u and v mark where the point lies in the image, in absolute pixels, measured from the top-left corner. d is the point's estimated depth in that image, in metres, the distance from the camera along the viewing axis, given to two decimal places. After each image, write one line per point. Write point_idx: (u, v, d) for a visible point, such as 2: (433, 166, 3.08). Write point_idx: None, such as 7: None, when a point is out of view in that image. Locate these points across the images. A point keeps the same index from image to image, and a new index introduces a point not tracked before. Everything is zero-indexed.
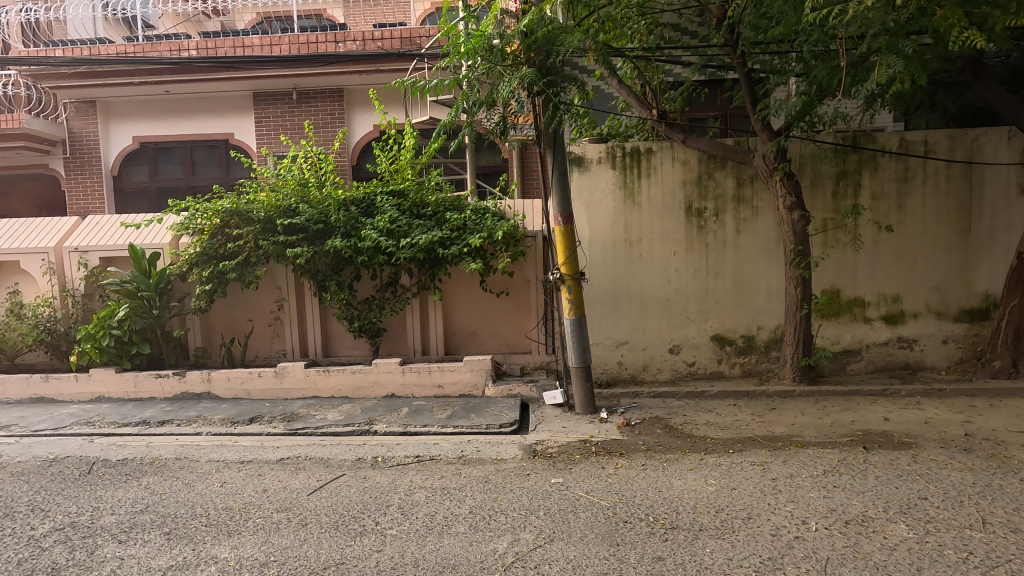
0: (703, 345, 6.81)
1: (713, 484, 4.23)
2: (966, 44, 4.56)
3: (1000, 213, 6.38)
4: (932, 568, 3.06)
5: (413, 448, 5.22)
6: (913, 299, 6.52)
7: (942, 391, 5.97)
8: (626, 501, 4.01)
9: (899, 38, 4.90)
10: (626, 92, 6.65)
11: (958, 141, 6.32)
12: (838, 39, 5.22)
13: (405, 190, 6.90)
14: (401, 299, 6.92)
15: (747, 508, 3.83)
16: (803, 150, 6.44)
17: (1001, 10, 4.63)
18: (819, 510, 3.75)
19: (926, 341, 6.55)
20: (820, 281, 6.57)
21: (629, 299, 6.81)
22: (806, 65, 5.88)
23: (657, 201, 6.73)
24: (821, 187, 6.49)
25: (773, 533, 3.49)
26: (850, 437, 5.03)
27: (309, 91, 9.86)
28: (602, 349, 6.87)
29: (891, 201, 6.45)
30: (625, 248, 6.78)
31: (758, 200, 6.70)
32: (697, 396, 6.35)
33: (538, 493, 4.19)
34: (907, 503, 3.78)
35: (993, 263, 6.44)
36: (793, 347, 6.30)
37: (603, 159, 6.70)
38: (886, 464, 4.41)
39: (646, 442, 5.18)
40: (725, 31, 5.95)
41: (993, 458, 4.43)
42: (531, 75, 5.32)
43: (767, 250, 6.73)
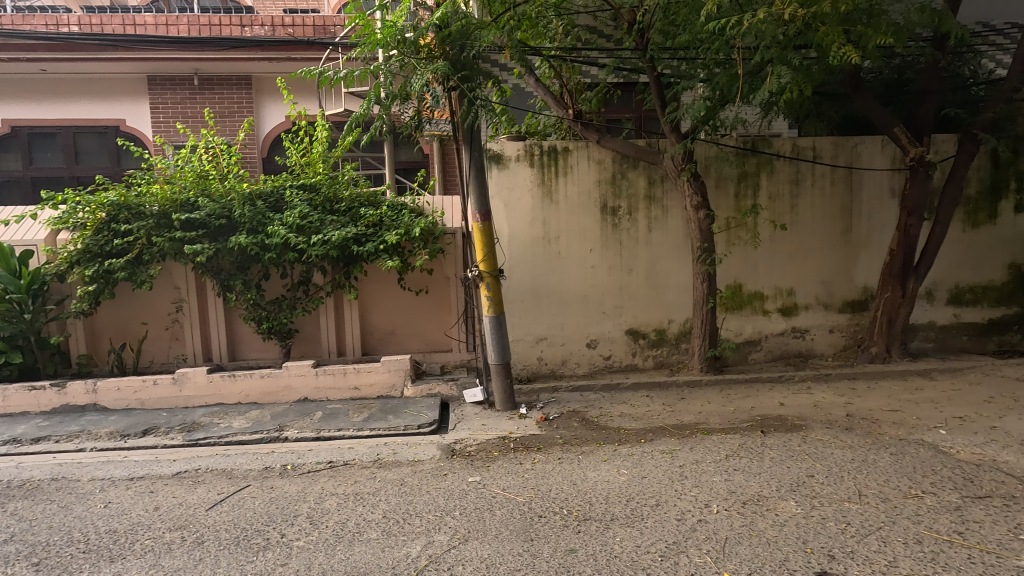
0: (618, 339, 7.04)
1: (625, 474, 4.37)
2: (844, 59, 5.00)
3: (875, 214, 7.06)
4: (817, 540, 3.32)
5: (325, 453, 5.00)
6: (805, 292, 7.08)
7: (829, 376, 6.52)
8: (541, 495, 4.06)
9: (787, 50, 5.29)
10: (543, 91, 6.81)
11: (841, 148, 6.92)
12: (736, 48, 5.57)
13: (317, 184, 6.61)
14: (313, 299, 6.63)
15: (655, 495, 3.99)
16: (708, 152, 6.81)
17: (873, 30, 5.10)
18: (720, 493, 3.97)
19: (815, 331, 7.13)
20: (724, 277, 6.98)
21: (548, 295, 6.92)
22: (709, 72, 6.20)
23: (575, 199, 6.87)
24: (724, 188, 6.89)
25: (678, 518, 3.65)
26: (749, 422, 5.37)
27: (212, 77, 9.12)
28: (522, 346, 6.94)
29: (785, 202, 6.95)
30: (544, 245, 6.87)
31: (667, 200, 7.00)
32: (613, 388, 6.56)
33: (453, 493, 4.14)
34: (797, 481, 4.10)
35: (871, 259, 7.11)
36: (700, 339, 6.66)
37: (522, 157, 6.75)
38: (780, 446, 4.76)
39: (563, 435, 5.28)
40: (635, 36, 6.17)
41: (869, 436, 4.89)
42: (443, 69, 5.29)
43: (677, 247, 7.04)
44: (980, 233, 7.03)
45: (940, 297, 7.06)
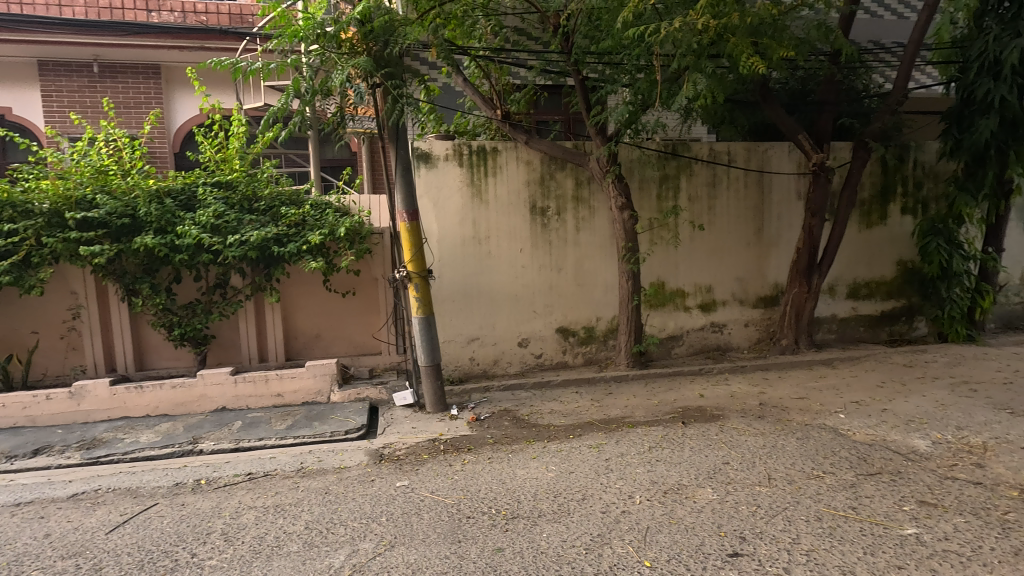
0: (549, 338, 7.15)
1: (553, 470, 4.44)
2: (753, 70, 5.31)
3: (784, 215, 7.56)
4: (730, 524, 3.51)
5: (244, 465, 4.76)
6: (722, 288, 7.47)
7: (744, 367, 6.92)
8: (470, 496, 4.04)
9: (701, 59, 5.57)
10: (471, 91, 6.83)
11: (753, 153, 7.36)
12: (655, 55, 5.79)
13: (233, 182, 6.26)
14: (231, 302, 6.29)
15: (582, 489, 4.08)
16: (631, 155, 7.05)
17: (777, 43, 5.46)
18: (642, 483, 4.12)
19: (732, 325, 7.55)
20: (649, 275, 7.26)
21: (479, 295, 6.92)
22: (631, 77, 6.41)
23: (504, 199, 6.90)
24: (647, 189, 7.16)
25: (603, 511, 3.75)
26: (671, 414, 5.61)
27: (115, 65, 8.44)
28: (454, 346, 6.90)
29: (703, 203, 7.31)
30: (474, 245, 6.86)
31: (594, 200, 7.17)
32: (543, 386, 6.65)
33: (380, 500, 4.05)
34: (713, 468, 4.32)
35: (780, 257, 7.61)
36: (626, 336, 6.88)
37: (450, 156, 6.71)
38: (699, 436, 5.00)
39: (494, 435, 5.30)
40: (560, 39, 6.34)
41: (778, 423, 5.23)
42: (364, 65, 5.17)
43: (604, 247, 7.23)
44: (873, 232, 7.70)
45: (840, 292, 7.67)
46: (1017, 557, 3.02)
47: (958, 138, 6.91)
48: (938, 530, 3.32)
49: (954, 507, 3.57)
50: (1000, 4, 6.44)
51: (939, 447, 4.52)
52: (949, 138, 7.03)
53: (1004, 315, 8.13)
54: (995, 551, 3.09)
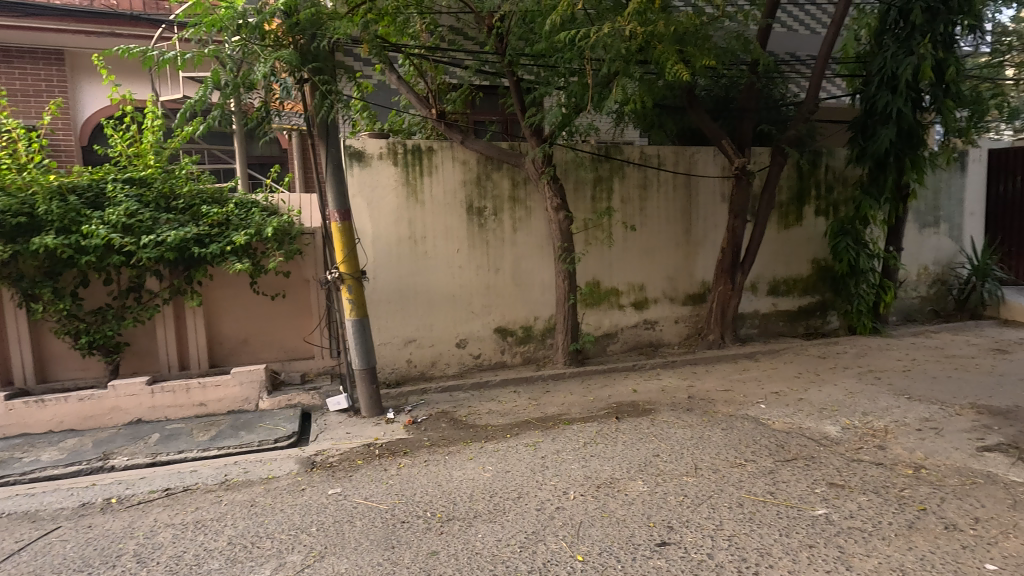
0: (487, 338, 7.15)
1: (489, 471, 4.44)
2: (678, 76, 5.55)
3: (710, 216, 7.92)
4: (659, 514, 3.64)
5: (161, 480, 4.46)
6: (653, 287, 7.74)
7: (675, 362, 7.20)
8: (405, 500, 3.98)
9: (630, 65, 5.74)
10: (405, 89, 6.74)
11: (681, 156, 7.67)
12: (587, 59, 5.93)
13: (148, 178, 5.86)
14: (146, 307, 5.89)
15: (517, 488, 4.10)
16: (566, 157, 7.18)
17: (700, 52, 5.72)
18: (577, 479, 4.20)
19: (663, 322, 7.84)
20: (584, 275, 7.41)
21: (415, 296, 6.83)
22: (565, 80, 6.54)
23: (440, 199, 6.84)
24: (582, 191, 7.31)
25: (538, 508, 3.79)
26: (606, 410, 5.75)
27: (11, 49, 7.71)
28: (390, 349, 6.78)
29: (635, 204, 7.54)
30: (410, 245, 6.76)
31: (530, 201, 7.23)
32: (482, 386, 6.65)
33: (311, 509, 3.91)
34: (644, 461, 4.46)
35: (707, 256, 7.97)
36: (563, 334, 7.00)
37: (384, 155, 6.58)
38: (631, 430, 5.15)
39: (431, 437, 5.25)
40: (494, 40, 6.43)
41: (705, 414, 5.48)
42: (289, 58, 5.00)
43: (540, 247, 7.31)
44: (790, 233, 8.20)
45: (762, 289, 8.13)
46: (911, 530, 3.30)
47: (863, 146, 7.49)
48: (844, 509, 3.58)
49: (859, 487, 3.86)
50: (896, 24, 7.02)
51: (847, 432, 4.87)
52: (854, 145, 7.60)
53: (904, 308, 8.88)
54: (893, 525, 3.36)
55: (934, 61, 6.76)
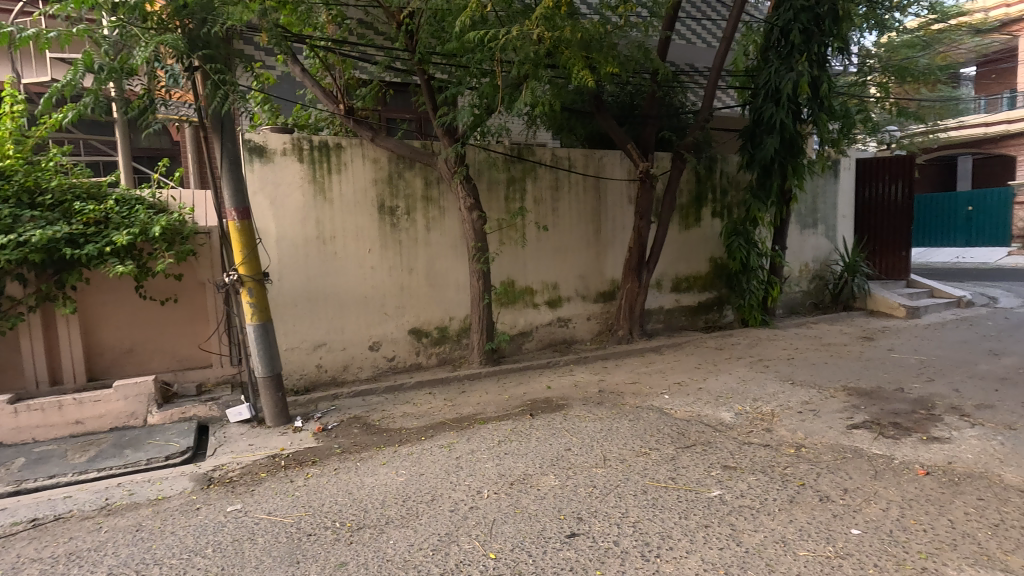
0: (401, 340, 7.02)
1: (403, 475, 4.36)
2: (584, 82, 5.75)
3: (618, 217, 8.26)
4: (569, 506, 3.75)
5: (28, 510, 3.97)
6: (566, 285, 7.95)
7: (587, 358, 7.44)
8: (312, 512, 3.81)
9: (538, 68, 5.85)
10: (311, 82, 6.46)
11: (590, 159, 7.95)
12: (497, 61, 5.98)
13: (6, 170, 5.19)
14: (7, 316, 5.22)
15: (431, 491, 4.06)
16: (478, 157, 7.21)
17: (605, 59, 5.95)
18: (491, 477, 4.22)
19: (576, 320, 8.08)
20: (498, 274, 7.47)
21: (324, 299, 6.56)
22: (476, 80, 6.55)
23: (349, 197, 6.62)
24: (495, 191, 7.36)
25: (451, 509, 3.77)
26: (520, 408, 5.83)
27: None
28: (297, 354, 6.47)
29: (547, 205, 7.71)
30: (317, 246, 6.48)
31: (444, 201, 7.17)
32: (396, 389, 6.51)
33: (207, 529, 3.65)
34: (557, 456, 4.57)
35: (616, 255, 8.31)
36: (478, 333, 7.03)
37: (289, 151, 6.27)
38: (545, 426, 5.26)
39: (342, 444, 5.06)
40: (404, 36, 6.37)
41: (614, 407, 5.72)
42: (176, 44, 4.62)
43: (455, 247, 7.27)
44: (690, 233, 8.75)
45: (666, 286, 8.61)
46: (792, 504, 3.62)
47: (751, 153, 8.14)
48: (736, 489, 3.87)
49: (749, 467, 4.20)
50: (778, 42, 7.65)
51: (740, 417, 5.27)
52: (744, 152, 8.24)
53: (789, 302, 9.75)
54: (777, 500, 3.68)
55: (810, 77, 7.47)
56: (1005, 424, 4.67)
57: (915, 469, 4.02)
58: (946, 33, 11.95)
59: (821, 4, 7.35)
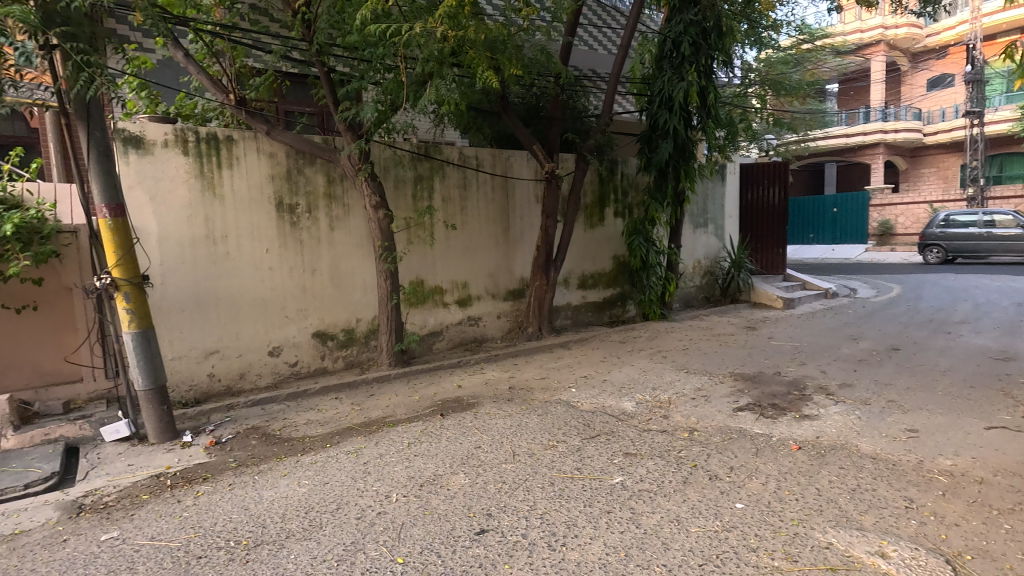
0: (304, 344, 6.70)
1: (305, 485, 4.16)
2: (489, 82, 5.79)
3: (526, 216, 8.41)
4: (479, 504, 3.77)
5: None
6: (476, 284, 7.98)
7: (498, 356, 7.52)
8: (203, 533, 3.54)
9: (443, 66, 5.82)
10: (196, 70, 5.98)
11: (498, 159, 8.03)
12: (400, 56, 5.86)
13: None
14: None
15: (336, 499, 3.91)
16: (384, 154, 7.03)
17: (508, 60, 6.04)
18: (399, 481, 4.15)
19: (486, 318, 8.14)
20: (407, 274, 7.34)
21: (216, 302, 6.11)
22: (379, 75, 6.39)
23: (243, 194, 6.22)
24: (402, 189, 7.23)
25: (358, 517, 3.66)
26: (431, 408, 5.77)
27: None
28: (186, 363, 5.97)
29: (456, 204, 7.69)
30: (207, 246, 6.01)
31: (348, 199, 6.93)
32: (299, 395, 6.20)
33: (76, 562, 3.27)
34: (467, 454, 4.58)
35: (525, 254, 8.45)
36: (387, 335, 6.87)
37: (171, 143, 5.77)
38: (455, 425, 5.25)
39: (238, 457, 4.74)
40: (301, 26, 6.09)
41: (524, 403, 5.83)
42: (28, 19, 4.09)
43: (360, 246, 7.05)
44: (594, 232, 9.11)
45: (572, 283, 8.90)
46: (686, 484, 3.89)
47: (648, 156, 8.62)
48: (636, 474, 4.09)
49: (648, 453, 4.45)
50: (671, 53, 8.17)
51: (640, 406, 5.57)
52: (642, 156, 8.71)
53: (684, 296, 10.45)
54: (672, 482, 3.94)
55: (698, 87, 8.03)
56: (861, 400, 5.32)
57: (790, 444, 4.47)
58: (813, 52, 13.30)
59: (708, 19, 7.93)
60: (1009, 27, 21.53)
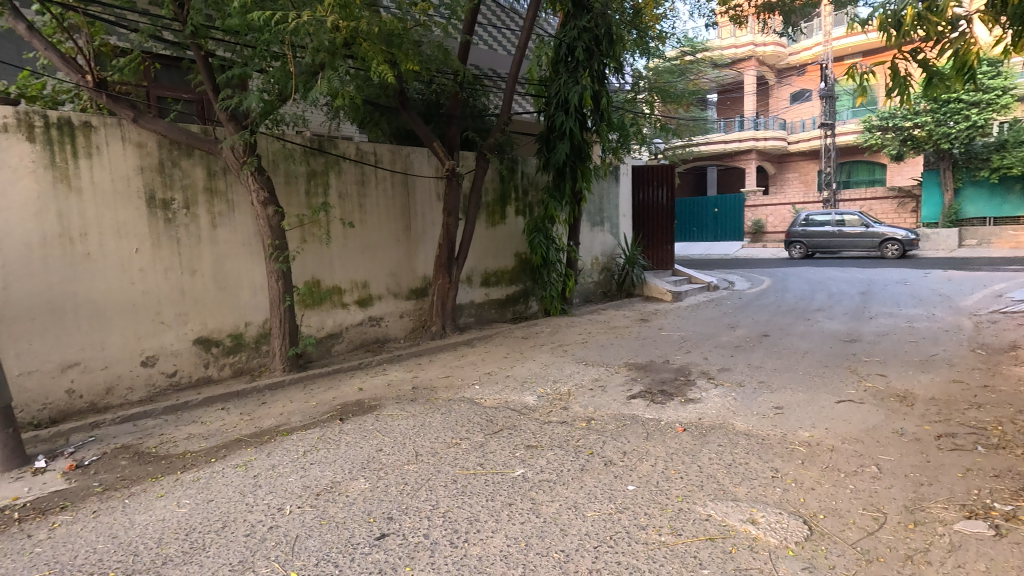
0: (184, 352, 6.15)
1: (186, 505, 3.83)
2: (385, 77, 5.67)
3: (427, 214, 8.31)
4: (379, 508, 3.68)
5: None
6: (377, 283, 7.77)
7: (400, 357, 7.38)
8: (61, 568, 3.14)
9: (335, 57, 5.61)
10: (43, 45, 5.28)
11: (397, 155, 7.86)
12: (288, 45, 5.56)
13: None
14: None
15: (222, 517, 3.64)
16: (272, 147, 6.63)
17: (404, 55, 5.93)
18: (294, 492, 3.94)
19: (388, 318, 7.95)
20: (301, 274, 6.98)
21: (75, 309, 5.43)
22: (266, 64, 6.03)
23: (106, 187, 5.58)
24: (294, 185, 6.86)
25: (246, 533, 3.44)
26: (329, 413, 5.54)
27: None
28: (38, 379, 5.25)
29: (354, 201, 7.43)
30: (62, 245, 5.33)
31: (232, 194, 6.45)
32: (178, 408, 5.68)
33: None
34: (367, 458, 4.45)
35: (427, 252, 8.36)
36: (280, 339, 6.49)
37: (13, 127, 5.04)
38: (355, 430, 5.07)
39: (105, 480, 4.26)
40: (174, 4, 5.58)
41: (427, 402, 5.77)
42: None
43: (248, 245, 6.59)
44: (495, 230, 9.21)
45: (475, 281, 8.95)
46: (583, 472, 4.06)
47: (547, 156, 8.86)
48: (537, 465, 4.20)
49: (548, 444, 4.59)
50: (566, 58, 8.48)
51: (542, 399, 5.73)
52: (541, 155, 8.94)
53: (583, 292, 10.89)
54: (571, 470, 4.10)
55: (592, 91, 8.39)
56: (737, 383, 5.85)
57: (676, 427, 4.81)
58: (695, 64, 14.41)
59: (599, 27, 8.30)
60: (853, 51, 24.64)
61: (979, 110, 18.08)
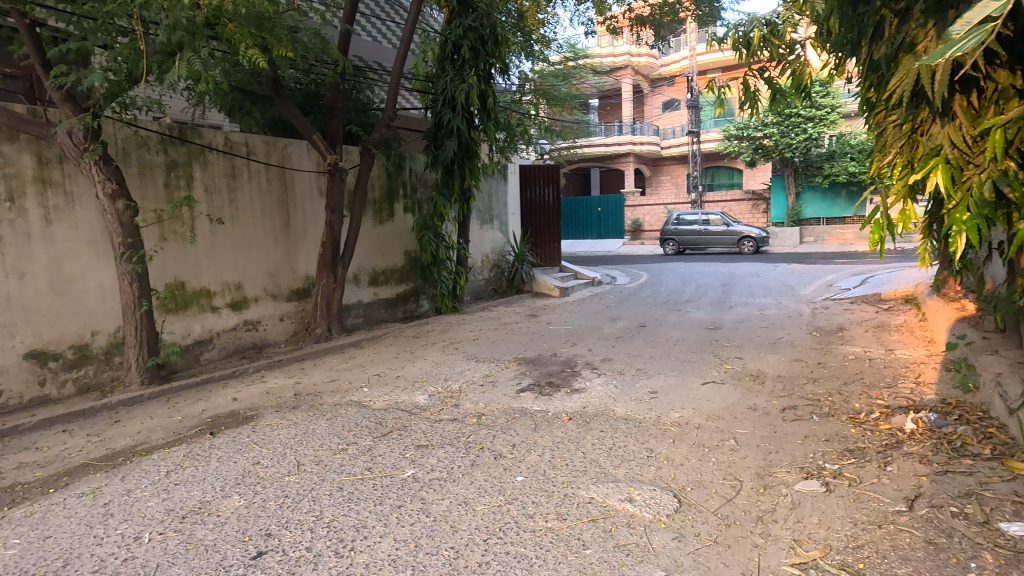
0: (11, 369, 5.28)
1: (15, 546, 3.29)
2: (255, 63, 5.28)
3: (308, 211, 7.87)
4: (256, 525, 3.43)
5: None
6: (252, 285, 7.22)
7: (281, 362, 6.91)
8: None
9: (196, 38, 5.13)
10: None
11: (272, 147, 7.36)
12: (138, 20, 4.98)
13: None
14: None
15: (63, 555, 3.18)
16: (122, 134, 5.91)
17: (277, 41, 5.57)
18: (154, 517, 3.55)
19: (266, 322, 7.43)
20: (161, 276, 6.29)
21: None
22: (111, 39, 5.35)
23: None
24: (150, 176, 6.16)
25: (94, 570, 3.04)
26: (197, 428, 5.05)
27: None
28: None
29: (223, 196, 6.84)
30: None
31: (72, 186, 5.65)
32: (5, 434, 4.87)
33: None
34: (241, 473, 4.12)
35: (309, 250, 7.91)
36: (136, 349, 5.79)
37: None
38: (228, 444, 4.67)
39: None
40: None
41: (311, 409, 5.48)
42: None
43: (93, 244, 5.80)
44: (383, 228, 8.97)
45: (362, 281, 8.65)
46: (473, 467, 4.09)
47: (434, 152, 8.78)
48: (427, 465, 4.16)
49: (438, 443, 4.56)
50: (452, 55, 8.47)
51: (432, 398, 5.68)
52: (428, 152, 8.84)
53: (474, 289, 10.95)
54: (461, 467, 4.11)
55: (478, 90, 8.46)
56: (618, 371, 6.23)
57: (562, 417, 5.01)
58: (578, 70, 15.11)
59: (484, 27, 8.38)
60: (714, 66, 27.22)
61: (813, 124, 21.02)
